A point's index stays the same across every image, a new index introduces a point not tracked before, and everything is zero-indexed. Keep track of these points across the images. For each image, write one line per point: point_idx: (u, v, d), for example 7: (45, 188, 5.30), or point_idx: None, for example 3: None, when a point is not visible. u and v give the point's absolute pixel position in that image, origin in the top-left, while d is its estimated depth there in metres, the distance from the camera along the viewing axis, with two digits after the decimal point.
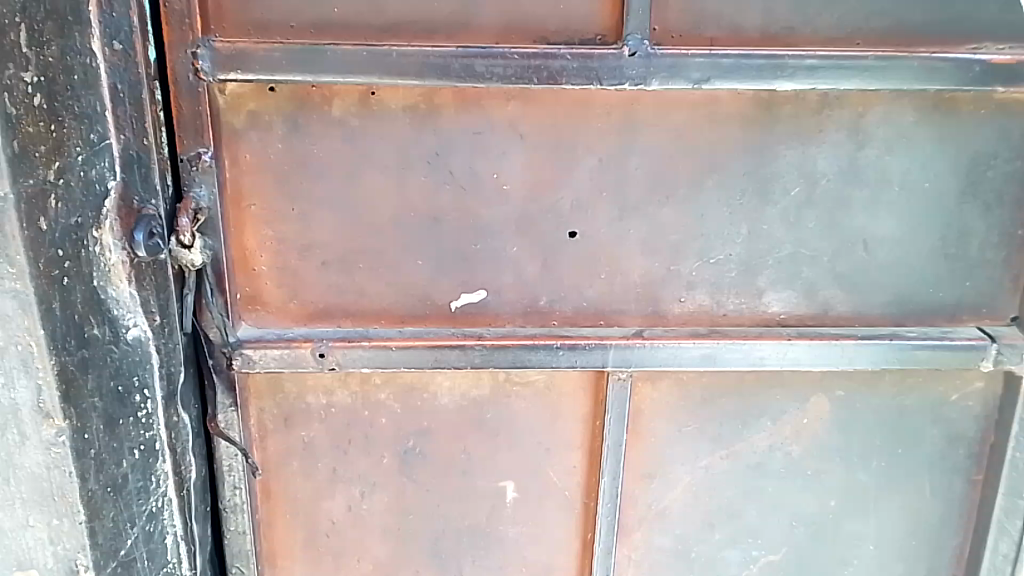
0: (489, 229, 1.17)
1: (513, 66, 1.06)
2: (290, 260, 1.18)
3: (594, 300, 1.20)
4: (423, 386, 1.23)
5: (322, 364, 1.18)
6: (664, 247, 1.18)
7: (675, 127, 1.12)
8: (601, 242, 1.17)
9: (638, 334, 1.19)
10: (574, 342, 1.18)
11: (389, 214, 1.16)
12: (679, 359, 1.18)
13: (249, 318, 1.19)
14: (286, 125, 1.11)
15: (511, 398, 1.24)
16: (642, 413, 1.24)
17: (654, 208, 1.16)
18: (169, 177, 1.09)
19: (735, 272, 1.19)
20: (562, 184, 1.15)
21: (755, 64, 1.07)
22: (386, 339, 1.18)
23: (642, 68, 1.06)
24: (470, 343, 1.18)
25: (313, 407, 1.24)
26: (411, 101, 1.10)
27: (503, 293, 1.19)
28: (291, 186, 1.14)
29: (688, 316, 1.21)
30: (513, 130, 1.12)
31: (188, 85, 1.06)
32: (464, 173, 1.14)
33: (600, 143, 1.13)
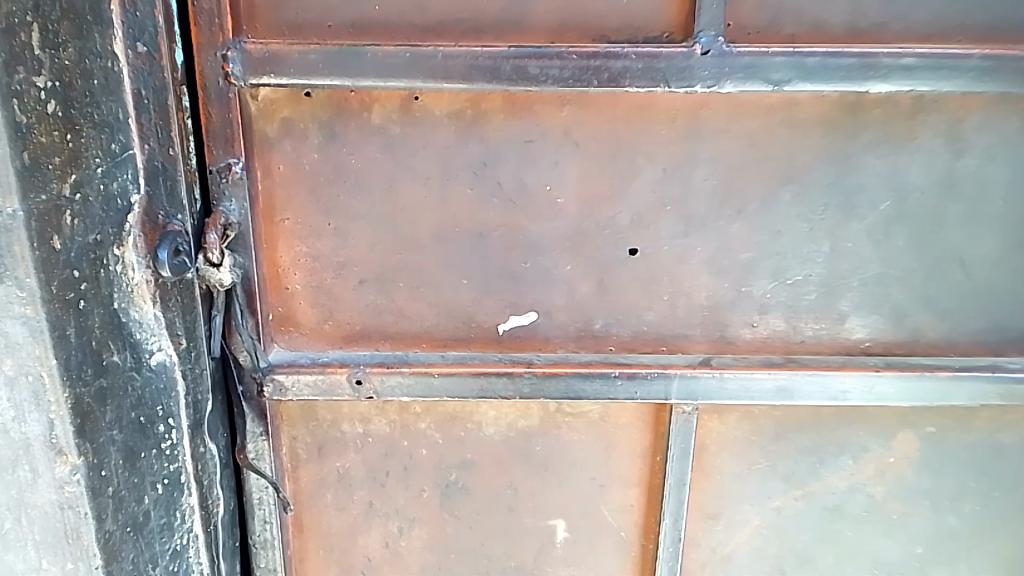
0: (540, 246, 1.07)
1: (570, 68, 0.96)
2: (325, 278, 1.09)
3: (654, 323, 1.09)
4: (467, 415, 1.13)
5: (359, 393, 1.10)
6: (733, 267, 1.06)
7: (749, 134, 1.01)
8: (664, 261, 1.07)
9: (705, 363, 1.07)
10: (633, 371, 1.07)
11: (432, 230, 1.07)
12: (751, 392, 1.07)
13: (281, 340, 1.11)
14: (322, 134, 1.03)
15: (563, 430, 1.13)
16: (706, 449, 1.13)
17: (724, 223, 1.05)
18: (197, 190, 1.02)
19: (814, 294, 1.07)
20: (620, 198, 1.04)
21: (842, 64, 0.95)
22: (427, 365, 1.09)
23: (714, 69, 0.95)
24: (519, 371, 1.08)
25: (348, 436, 1.15)
26: (456, 106, 1.01)
27: (554, 315, 1.09)
28: (326, 199, 1.06)
29: (761, 342, 1.09)
30: (567, 138, 1.02)
31: (217, 90, 0.98)
32: (514, 185, 1.04)
33: (663, 152, 1.02)
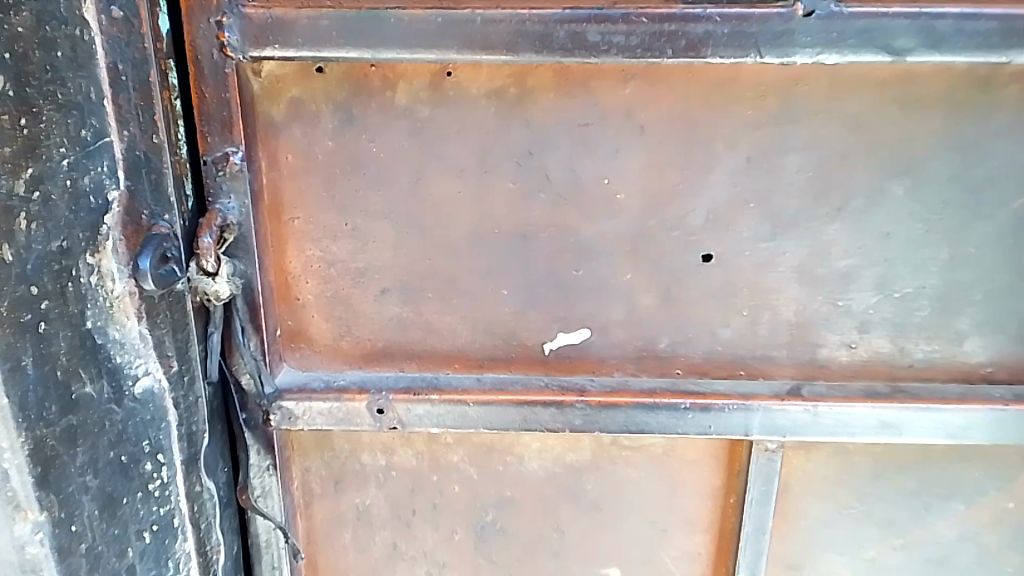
0: (595, 250, 0.90)
1: (638, 34, 0.78)
2: (342, 287, 0.93)
3: (731, 343, 0.91)
4: (507, 447, 0.97)
5: (381, 423, 0.94)
6: (829, 276, 0.88)
7: (854, 115, 0.83)
8: (744, 270, 0.89)
9: (794, 393, 0.90)
10: (706, 402, 0.90)
11: (467, 231, 0.90)
12: (849, 428, 0.89)
13: (291, 358, 0.95)
14: (337, 118, 0.86)
15: (619, 466, 0.97)
16: (790, 489, 0.96)
17: (819, 224, 0.87)
18: (189, 184, 0.85)
19: (926, 309, 0.89)
20: (693, 193, 0.87)
21: (981, 28, 0.76)
22: (461, 392, 0.93)
23: (819, 34, 0.77)
24: (570, 400, 0.91)
25: (369, 469, 0.99)
26: (497, 83, 0.84)
27: (611, 333, 0.92)
28: (342, 194, 0.89)
29: (861, 366, 0.91)
30: (630, 121, 0.85)
31: (211, 64, 0.81)
32: (565, 178, 0.87)
33: (746, 138, 0.84)
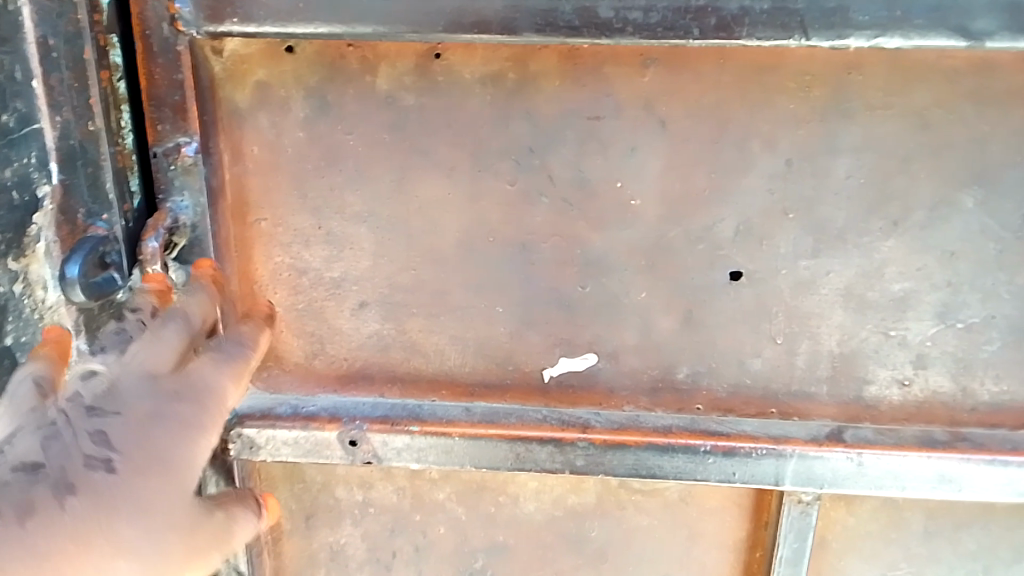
0: (606, 265, 0.77)
1: (659, 9, 0.64)
2: (315, 299, 0.81)
3: (762, 376, 0.79)
4: (500, 486, 0.85)
5: (354, 457, 0.81)
6: (882, 301, 0.75)
7: (919, 112, 0.69)
8: (779, 292, 0.76)
9: (836, 438, 0.76)
10: (731, 445, 0.76)
11: (458, 240, 0.78)
12: (902, 481, 0.75)
13: (258, 378, 0.84)
14: (309, 105, 0.74)
15: (628, 511, 0.85)
16: (825, 545, 0.83)
17: (870, 240, 0.73)
18: (134, 179, 0.74)
19: (998, 344, 0.75)
20: (722, 200, 0.74)
21: None
22: (445, 423, 0.80)
23: (879, 12, 0.62)
24: (570, 437, 0.78)
25: (343, 505, 0.88)
26: (494, 67, 0.72)
27: (623, 360, 0.80)
28: (314, 194, 0.77)
29: (915, 408, 0.77)
30: (649, 114, 0.72)
31: (161, 40, 0.70)
32: (572, 179, 0.75)
33: (787, 137, 0.71)
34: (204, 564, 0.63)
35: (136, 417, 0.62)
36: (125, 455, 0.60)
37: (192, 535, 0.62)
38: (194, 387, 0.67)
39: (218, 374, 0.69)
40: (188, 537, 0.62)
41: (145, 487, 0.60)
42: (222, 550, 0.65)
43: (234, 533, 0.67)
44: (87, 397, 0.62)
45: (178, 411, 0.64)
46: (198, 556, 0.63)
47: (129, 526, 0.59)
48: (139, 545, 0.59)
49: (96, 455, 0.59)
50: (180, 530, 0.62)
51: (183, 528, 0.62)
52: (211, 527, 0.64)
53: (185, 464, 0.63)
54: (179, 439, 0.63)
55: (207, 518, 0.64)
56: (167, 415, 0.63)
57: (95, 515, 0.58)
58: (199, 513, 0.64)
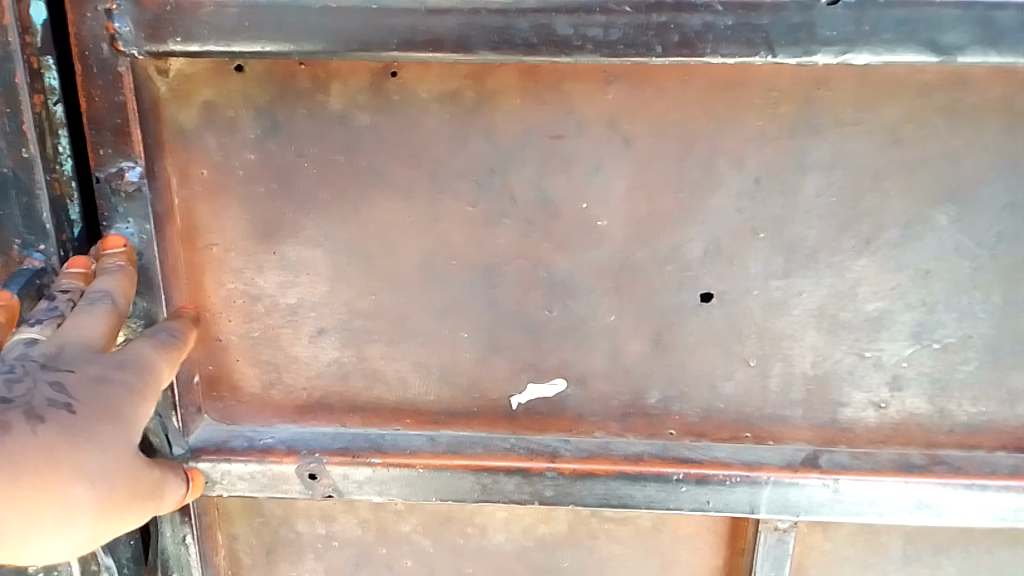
0: (572, 287, 0.75)
1: (619, 26, 0.61)
2: (270, 327, 0.78)
3: (734, 400, 0.76)
4: (467, 517, 0.82)
5: (313, 490, 0.78)
6: (855, 321, 0.73)
7: (891, 127, 0.67)
8: (750, 313, 0.74)
9: (809, 463, 0.74)
10: (703, 473, 0.74)
11: (418, 263, 0.75)
12: (878, 507, 0.73)
13: (212, 409, 0.80)
14: (259, 126, 0.71)
15: (600, 540, 0.82)
16: (802, 570, 0.81)
17: (842, 259, 0.71)
18: (76, 209, 0.70)
19: (974, 365, 0.73)
20: (690, 220, 0.72)
21: None
22: (408, 455, 0.77)
23: (847, 26, 0.59)
24: (538, 467, 0.76)
25: (305, 539, 0.84)
26: (452, 84, 0.69)
27: (591, 385, 0.77)
28: (267, 218, 0.74)
29: (891, 431, 0.75)
30: (613, 133, 0.70)
31: (100, 60, 0.66)
32: (534, 200, 0.72)
33: (756, 155, 0.69)
34: (143, 514, 0.62)
35: (86, 376, 0.60)
36: (84, 403, 0.58)
37: (139, 481, 0.61)
38: (136, 361, 0.64)
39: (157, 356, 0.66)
40: (134, 488, 0.60)
41: (101, 433, 0.58)
42: (157, 502, 0.64)
43: (166, 489, 0.65)
44: (36, 354, 0.60)
45: (128, 376, 0.62)
46: (140, 504, 0.61)
47: (89, 459, 0.57)
48: (98, 481, 0.57)
49: (56, 398, 0.57)
50: (131, 476, 0.60)
51: (132, 476, 0.60)
52: (150, 480, 0.63)
53: (135, 421, 0.61)
54: (130, 400, 0.61)
55: (149, 470, 0.63)
56: (118, 379, 0.61)
57: (62, 443, 0.56)
58: (143, 464, 0.62)
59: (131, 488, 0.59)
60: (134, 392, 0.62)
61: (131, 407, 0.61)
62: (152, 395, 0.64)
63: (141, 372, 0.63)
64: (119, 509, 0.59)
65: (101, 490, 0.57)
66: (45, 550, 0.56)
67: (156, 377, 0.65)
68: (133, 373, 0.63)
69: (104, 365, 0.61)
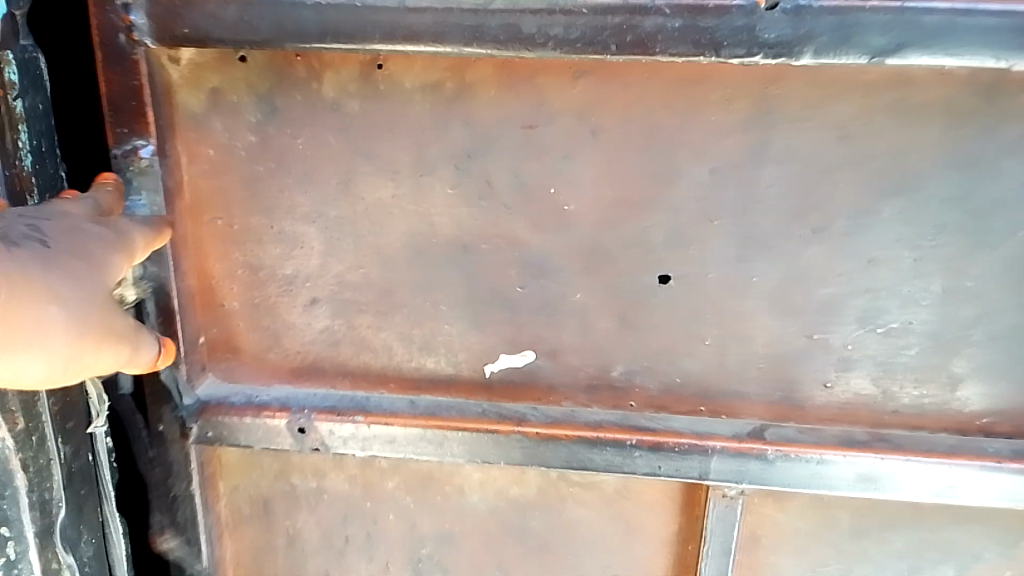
0: (544, 266, 0.80)
1: (579, 26, 0.67)
2: (269, 295, 0.85)
3: (693, 376, 0.82)
4: (446, 478, 0.89)
5: (302, 444, 0.86)
6: (806, 305, 0.78)
7: (837, 125, 0.72)
8: (708, 295, 0.79)
9: (756, 435, 0.79)
10: (657, 441, 0.80)
11: (403, 241, 0.82)
12: (821, 479, 0.79)
13: (216, 368, 0.88)
14: (260, 111, 0.78)
15: (568, 504, 0.88)
16: (758, 540, 0.86)
17: (793, 246, 0.76)
18: (33, 206, 0.73)
19: (918, 350, 0.78)
20: (652, 206, 0.77)
21: (980, 24, 0.63)
22: (388, 414, 0.85)
23: (786, 30, 0.65)
24: (506, 429, 0.83)
25: (299, 492, 0.92)
26: (433, 76, 0.75)
27: (560, 358, 0.83)
28: (267, 196, 0.81)
29: (839, 409, 0.80)
30: (582, 123, 0.75)
31: (118, 49, 0.74)
32: (509, 185, 0.78)
33: (713, 147, 0.74)
34: (116, 355, 0.64)
35: (64, 224, 0.64)
36: (58, 242, 0.62)
37: (113, 324, 0.64)
38: (115, 226, 0.69)
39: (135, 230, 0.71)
40: (104, 327, 0.63)
41: (90, 250, 0.64)
42: (132, 352, 0.67)
43: (139, 348, 0.68)
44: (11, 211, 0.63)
45: (106, 231, 0.67)
46: (109, 343, 0.64)
47: (60, 283, 0.59)
48: (70, 303, 0.60)
49: (31, 233, 0.61)
50: (100, 314, 0.62)
51: (103, 311, 0.63)
52: (123, 324, 0.65)
53: (112, 268, 0.65)
54: (107, 251, 0.65)
55: (123, 318, 0.66)
56: (99, 232, 0.66)
57: (13, 270, 0.57)
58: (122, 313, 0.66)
59: (93, 323, 0.61)
60: (110, 244, 0.66)
61: (108, 259, 0.65)
62: (128, 258, 0.68)
63: (116, 232, 0.68)
64: (89, 344, 0.61)
65: (71, 312, 0.59)
66: (20, 366, 0.57)
67: (130, 245, 0.69)
68: (110, 231, 0.67)
69: (80, 219, 0.66)
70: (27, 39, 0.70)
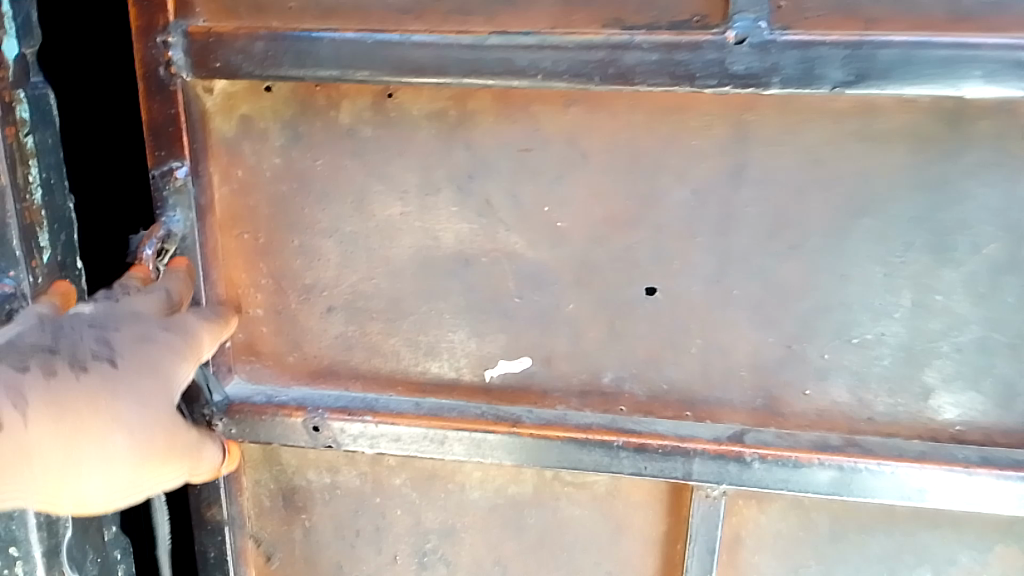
0: (539, 278, 0.87)
1: (565, 60, 0.74)
2: (289, 304, 0.93)
3: (679, 383, 0.87)
4: (449, 475, 0.95)
5: (316, 441, 0.93)
6: (783, 317, 0.83)
7: (809, 149, 0.78)
8: (691, 306, 0.85)
9: (735, 439, 0.84)
10: (642, 442, 0.85)
11: (411, 254, 0.89)
12: (798, 481, 0.83)
13: (242, 369, 0.96)
14: (284, 136, 0.87)
15: (563, 502, 0.94)
16: (740, 542, 0.91)
17: (769, 262, 0.82)
18: (43, 235, 0.80)
19: (890, 360, 0.82)
20: (638, 224, 0.83)
21: (934, 56, 0.68)
22: (395, 414, 0.91)
23: (754, 62, 0.71)
24: (502, 429, 0.88)
25: (314, 487, 0.99)
26: (438, 105, 0.83)
27: (554, 364, 0.90)
28: (289, 212, 0.90)
29: (816, 416, 0.85)
30: (572, 148, 0.82)
31: (158, 81, 0.83)
32: (507, 204, 0.85)
33: (694, 169, 0.80)
34: (180, 467, 0.72)
35: (133, 336, 0.71)
36: (125, 358, 0.69)
37: (177, 437, 0.71)
38: (181, 327, 0.78)
39: (200, 327, 0.81)
40: (167, 442, 0.70)
41: (141, 382, 0.69)
42: (196, 459, 0.75)
43: (203, 451, 0.75)
44: (88, 312, 0.72)
45: (171, 337, 0.75)
46: (178, 455, 0.72)
47: (126, 413, 0.67)
48: (134, 430, 0.67)
49: (101, 351, 0.68)
50: (166, 430, 0.70)
51: (168, 427, 0.70)
52: (187, 439, 0.73)
53: (176, 378, 0.73)
54: (172, 360, 0.73)
55: (185, 429, 0.73)
56: (165, 343, 0.74)
57: (98, 390, 0.66)
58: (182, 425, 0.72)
59: (165, 439, 0.70)
60: (177, 353, 0.74)
61: (168, 362, 0.73)
62: (195, 359, 0.77)
63: (183, 335, 0.77)
64: (154, 459, 0.69)
65: (136, 441, 0.67)
66: (84, 481, 0.66)
67: (197, 343, 0.79)
68: (178, 336, 0.76)
69: (145, 327, 0.73)
70: (36, 78, 0.78)
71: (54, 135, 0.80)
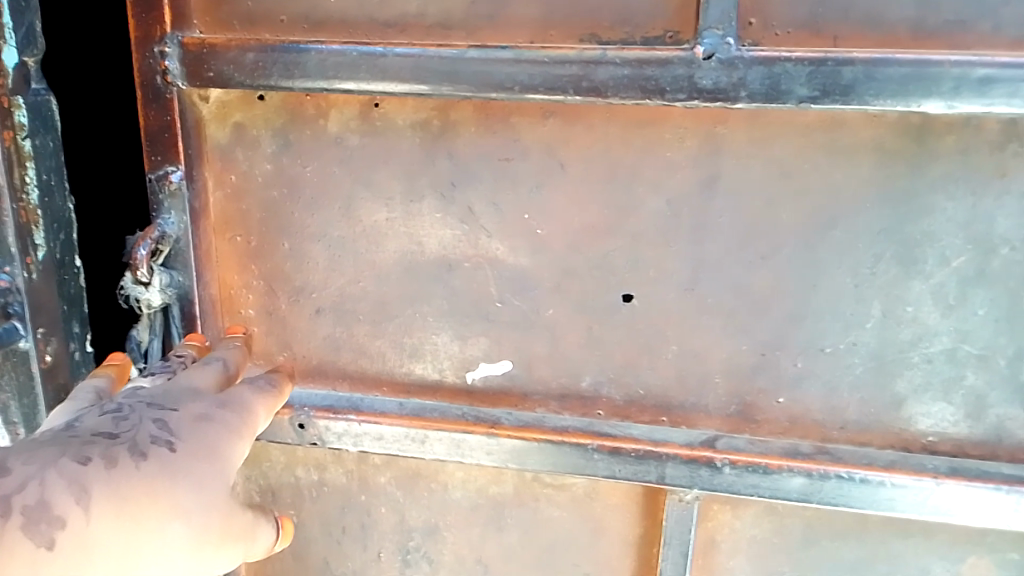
0: (519, 284, 0.89)
1: (540, 73, 0.77)
2: (279, 306, 0.96)
3: (655, 388, 0.89)
4: (432, 475, 0.98)
5: (302, 438, 0.96)
6: (756, 326, 0.85)
7: (779, 162, 0.79)
8: (667, 314, 0.87)
9: (707, 444, 0.86)
10: (616, 446, 0.87)
11: (396, 259, 0.92)
12: (768, 487, 0.85)
13: None
14: (275, 143, 0.90)
15: (542, 503, 0.96)
16: (715, 546, 0.93)
17: (742, 271, 0.83)
18: (39, 234, 0.84)
19: (862, 368, 0.84)
20: (614, 232, 0.85)
21: (894, 73, 0.70)
22: (379, 414, 0.94)
23: (720, 78, 0.73)
24: (480, 430, 0.91)
25: (302, 484, 1.02)
26: (422, 114, 0.86)
27: (534, 368, 0.92)
28: (279, 217, 0.93)
29: (789, 423, 0.86)
30: (551, 157, 0.84)
31: (154, 89, 0.86)
32: (488, 211, 0.88)
33: (668, 180, 0.82)
34: (235, 553, 0.70)
35: (191, 416, 0.74)
36: (184, 441, 0.71)
37: (233, 522, 0.70)
38: (236, 402, 0.79)
39: (254, 399, 0.81)
40: (222, 527, 0.70)
41: (195, 466, 0.70)
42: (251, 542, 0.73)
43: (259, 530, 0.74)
44: (144, 393, 0.76)
45: (229, 416, 0.76)
46: (231, 544, 0.70)
47: (183, 499, 0.68)
48: (192, 515, 0.67)
49: (159, 436, 0.70)
50: (221, 515, 0.70)
51: (224, 512, 0.70)
52: (241, 522, 0.72)
53: (234, 458, 0.74)
54: (229, 439, 0.75)
55: (242, 513, 0.72)
56: (222, 422, 0.75)
57: (157, 478, 0.67)
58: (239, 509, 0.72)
59: (220, 523, 0.69)
60: (233, 430, 0.76)
61: (224, 442, 0.74)
62: (250, 433, 0.78)
63: (239, 411, 0.78)
64: (210, 546, 0.68)
65: (195, 524, 0.67)
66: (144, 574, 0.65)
67: (253, 415, 0.80)
68: (233, 413, 0.77)
69: (205, 407, 0.76)
70: (37, 85, 0.82)
71: (55, 139, 0.84)
